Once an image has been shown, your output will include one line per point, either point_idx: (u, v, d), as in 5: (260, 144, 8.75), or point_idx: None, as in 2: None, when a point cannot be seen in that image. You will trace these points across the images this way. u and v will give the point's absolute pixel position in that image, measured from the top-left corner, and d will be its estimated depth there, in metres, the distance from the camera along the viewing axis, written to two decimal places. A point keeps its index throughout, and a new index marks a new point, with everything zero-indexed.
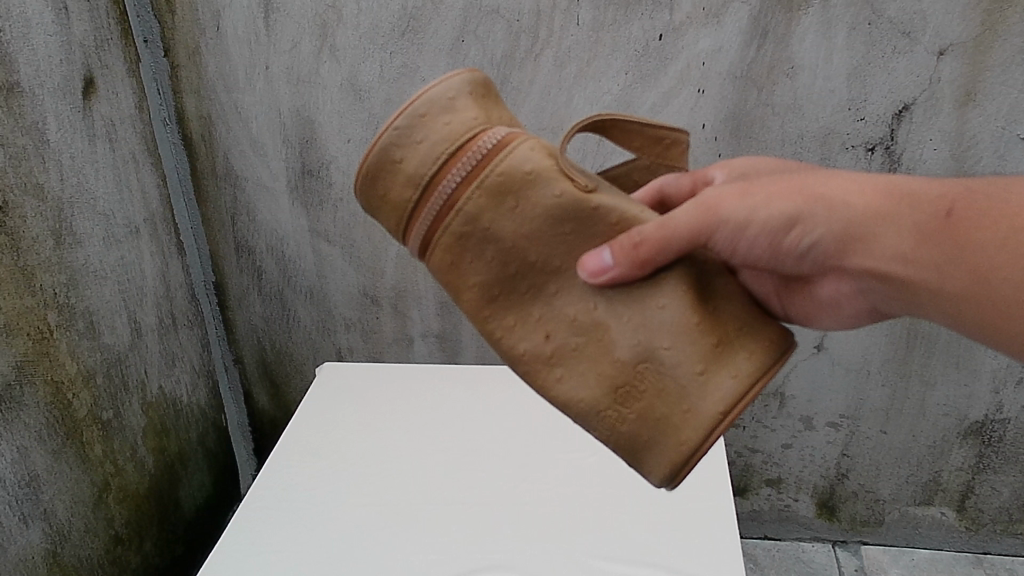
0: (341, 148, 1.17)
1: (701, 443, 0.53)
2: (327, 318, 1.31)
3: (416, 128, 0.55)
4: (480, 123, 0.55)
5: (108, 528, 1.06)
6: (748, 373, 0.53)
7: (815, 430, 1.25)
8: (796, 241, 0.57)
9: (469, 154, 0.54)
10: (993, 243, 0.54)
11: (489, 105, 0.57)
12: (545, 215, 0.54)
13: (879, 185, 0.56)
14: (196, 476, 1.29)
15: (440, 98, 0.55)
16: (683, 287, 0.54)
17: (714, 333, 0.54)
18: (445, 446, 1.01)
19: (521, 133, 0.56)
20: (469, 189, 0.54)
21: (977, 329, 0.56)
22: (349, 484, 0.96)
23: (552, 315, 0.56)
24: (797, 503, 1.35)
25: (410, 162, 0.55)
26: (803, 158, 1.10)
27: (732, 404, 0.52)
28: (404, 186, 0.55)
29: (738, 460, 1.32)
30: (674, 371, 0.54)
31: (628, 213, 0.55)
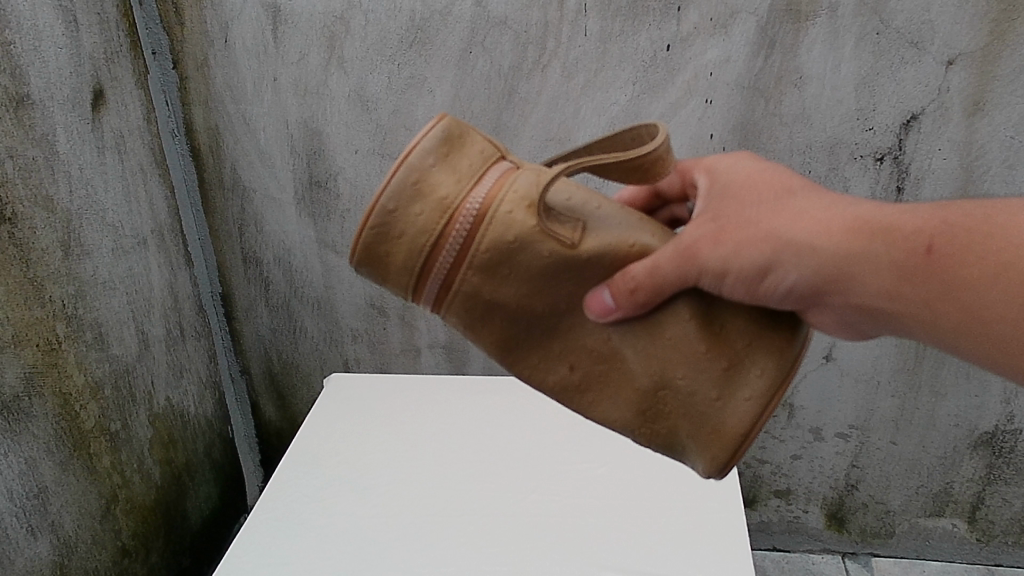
0: (349, 159, 1.17)
1: (729, 458, 0.56)
2: (335, 329, 1.31)
3: (391, 223, 0.53)
4: (454, 197, 0.52)
5: (116, 540, 1.06)
6: (764, 391, 0.55)
7: (824, 441, 1.25)
8: (772, 287, 0.54)
9: (452, 239, 0.52)
10: (981, 278, 0.50)
11: (457, 159, 0.54)
12: (541, 274, 0.54)
13: (849, 222, 0.53)
14: (203, 487, 1.29)
15: (405, 186, 0.52)
16: (690, 319, 0.56)
17: (725, 356, 0.56)
18: (455, 457, 1.00)
19: (495, 187, 0.53)
20: (462, 271, 0.53)
21: (982, 359, 0.52)
22: (358, 495, 0.95)
23: (571, 348, 0.57)
24: (807, 515, 1.34)
25: (397, 255, 0.53)
26: (812, 168, 1.10)
27: (752, 424, 0.55)
28: (397, 276, 0.54)
29: (747, 471, 1.31)
30: (693, 394, 0.56)
31: (620, 251, 0.55)
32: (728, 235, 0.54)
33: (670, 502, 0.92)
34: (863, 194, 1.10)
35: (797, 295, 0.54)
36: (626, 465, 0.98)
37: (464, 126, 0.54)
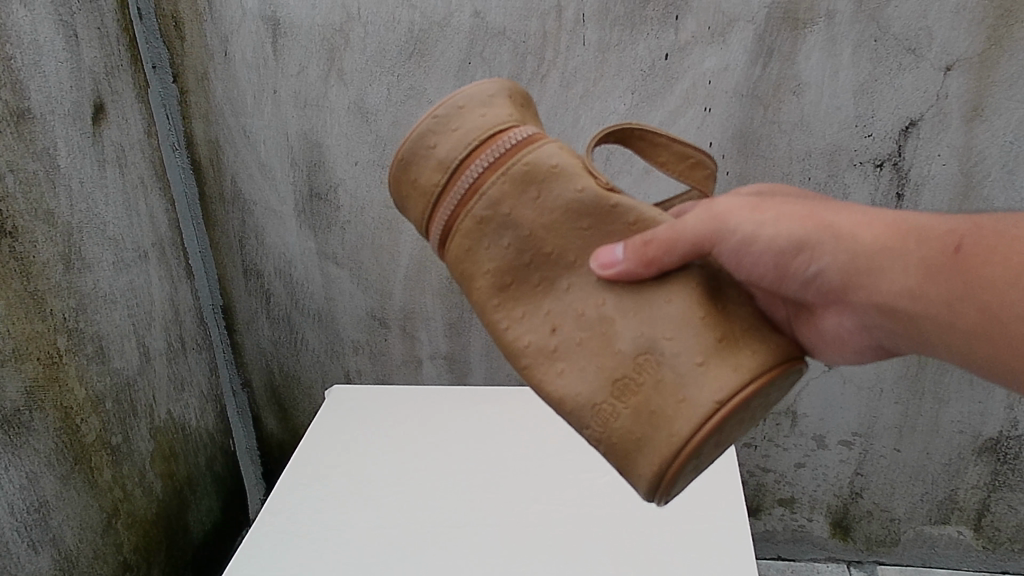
0: (349, 171, 1.17)
1: (692, 436, 0.52)
2: (335, 341, 1.30)
3: (451, 118, 0.58)
4: (515, 120, 0.58)
5: (117, 554, 1.06)
6: (750, 366, 0.52)
7: (828, 449, 1.24)
8: (804, 265, 0.57)
9: (497, 144, 0.57)
10: (1004, 279, 0.52)
11: (524, 112, 0.61)
12: (565, 209, 0.56)
13: (889, 219, 0.56)
14: (205, 501, 1.28)
15: (478, 95, 0.59)
16: (694, 287, 0.55)
17: (718, 328, 0.54)
18: (458, 467, 1.00)
19: (550, 137, 0.59)
20: (494, 175, 0.56)
21: (992, 368, 0.54)
22: (361, 506, 0.95)
23: (561, 308, 0.57)
24: (811, 524, 1.33)
25: (442, 148, 0.58)
26: (811, 175, 1.10)
27: (728, 395, 0.51)
28: (437, 165, 0.57)
29: (751, 480, 1.30)
30: (673, 363, 0.54)
31: (647, 214, 0.57)
32: (769, 210, 0.58)
33: (672, 511, 0.92)
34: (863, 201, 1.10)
35: (826, 276, 0.57)
36: None
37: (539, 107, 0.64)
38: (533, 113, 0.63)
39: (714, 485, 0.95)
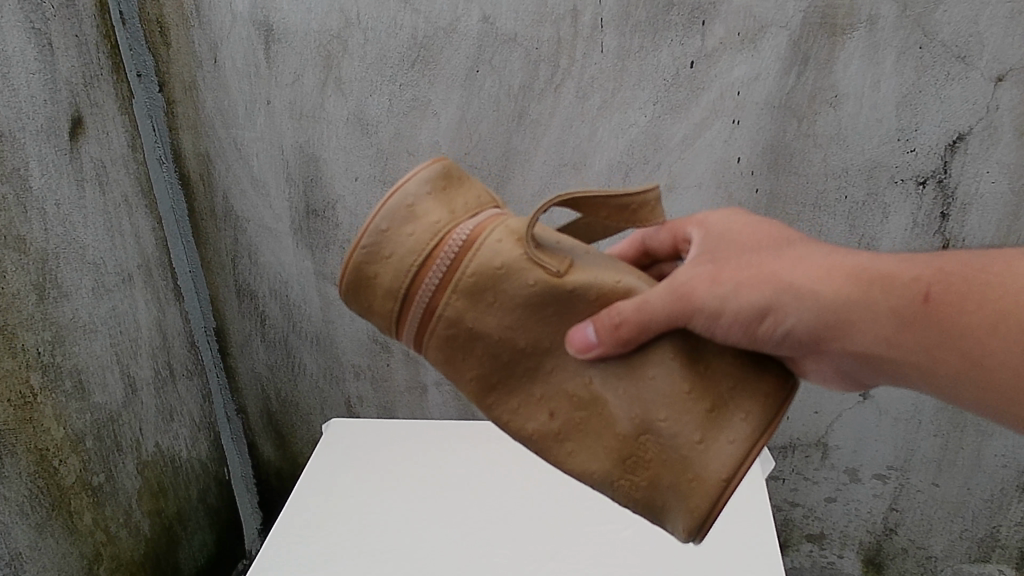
0: (348, 186, 1.09)
1: (713, 510, 0.50)
2: (334, 366, 1.22)
3: (382, 243, 0.52)
4: (445, 223, 0.52)
5: None
6: (748, 435, 0.50)
7: (861, 483, 1.16)
8: (772, 330, 0.51)
9: (439, 259, 0.51)
10: (977, 326, 0.51)
11: (454, 195, 0.54)
12: (526, 305, 0.51)
13: (847, 270, 0.52)
14: (197, 535, 1.21)
15: (399, 208, 0.52)
16: (673, 357, 0.52)
17: (707, 397, 0.51)
18: (468, 514, 0.92)
19: (488, 221, 0.53)
20: (446, 294, 0.51)
21: (974, 404, 0.53)
22: (360, 559, 0.85)
23: (552, 392, 0.53)
24: (842, 560, 1.25)
25: (383, 277, 0.52)
26: (849, 193, 1.01)
27: (736, 470, 0.50)
28: (384, 299, 0.52)
29: (778, 515, 1.23)
30: (674, 440, 0.51)
31: (608, 288, 0.52)
32: (725, 275, 0.53)
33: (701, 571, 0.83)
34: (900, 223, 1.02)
35: (797, 339, 0.52)
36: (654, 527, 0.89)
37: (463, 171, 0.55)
38: (460, 177, 0.55)
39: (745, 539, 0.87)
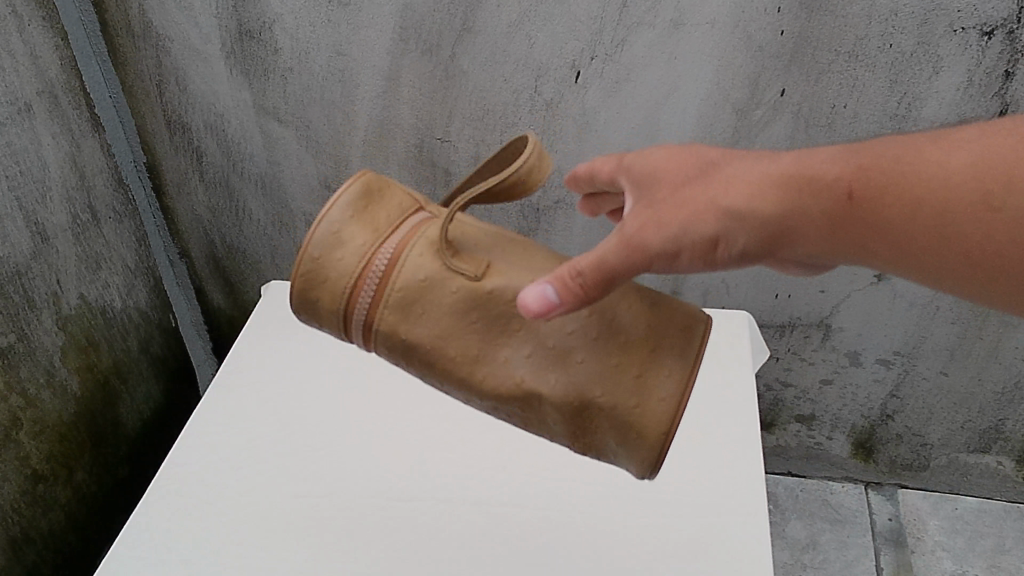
0: (285, 4, 0.89)
1: (657, 453, 0.52)
2: (284, 212, 1.08)
3: (317, 268, 0.53)
4: (370, 246, 0.53)
5: (22, 467, 0.92)
6: (677, 393, 0.52)
7: (862, 367, 1.06)
8: (721, 257, 0.51)
9: (367, 278, 0.53)
10: (906, 213, 0.49)
11: (378, 211, 0.54)
12: (453, 311, 0.52)
13: (776, 174, 0.50)
14: (141, 387, 1.13)
15: (324, 236, 0.53)
16: (593, 337, 0.52)
17: (631, 355, 0.52)
18: (412, 419, 0.82)
19: (412, 233, 0.54)
20: (379, 311, 0.53)
21: (958, 283, 0.50)
22: (285, 463, 0.75)
23: (497, 375, 0.52)
24: (830, 442, 1.17)
25: (327, 285, 0.53)
26: (895, 42, 0.82)
27: (671, 425, 0.51)
28: (326, 307, 0.54)
29: (767, 394, 1.14)
30: (614, 406, 0.52)
31: (526, 292, 0.53)
32: (662, 212, 0.51)
33: None
34: (927, 122, 0.86)
35: (748, 257, 0.51)
36: None
37: (384, 180, 0.55)
38: (386, 181, 0.56)
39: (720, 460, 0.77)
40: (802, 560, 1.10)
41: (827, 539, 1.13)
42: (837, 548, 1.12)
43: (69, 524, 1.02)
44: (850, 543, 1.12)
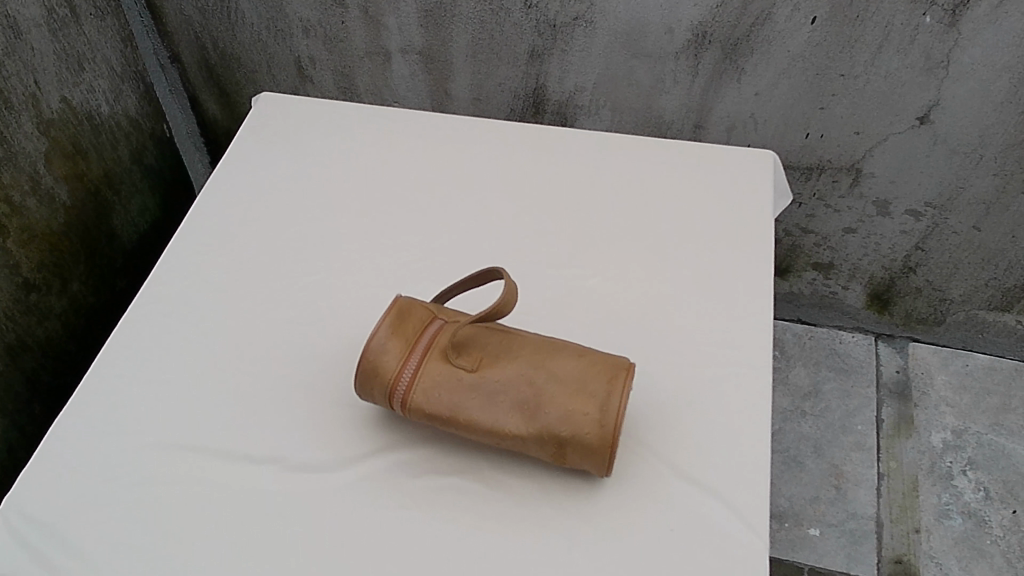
0: None
1: (585, 461, 0.55)
2: (279, 17, 1.00)
3: (365, 373, 0.57)
4: (404, 358, 0.57)
5: (13, 275, 0.90)
6: (599, 457, 0.55)
7: (889, 217, 1.02)
8: None
9: (401, 381, 0.57)
10: None
11: (409, 325, 0.58)
12: (470, 401, 0.56)
13: None
14: (136, 199, 1.09)
15: (374, 348, 0.57)
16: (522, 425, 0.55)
17: (554, 443, 0.55)
18: (404, 241, 0.75)
19: (442, 345, 0.58)
20: (406, 398, 0.57)
21: None
22: (272, 285, 0.72)
23: (483, 431, 0.56)
24: (845, 293, 1.14)
25: (371, 374, 0.57)
26: None
27: (592, 461, 0.55)
28: (376, 388, 0.57)
29: (785, 240, 1.10)
30: (543, 452, 0.56)
31: (504, 384, 0.56)
32: None
33: (672, 342, 0.67)
34: (987, 4, 0.78)
35: None
36: (626, 277, 0.72)
37: (415, 305, 0.59)
38: (417, 303, 0.59)
39: (735, 300, 0.70)
40: (802, 408, 1.09)
41: (830, 388, 1.11)
42: (839, 397, 1.10)
43: (67, 334, 1.01)
44: (852, 393, 1.11)
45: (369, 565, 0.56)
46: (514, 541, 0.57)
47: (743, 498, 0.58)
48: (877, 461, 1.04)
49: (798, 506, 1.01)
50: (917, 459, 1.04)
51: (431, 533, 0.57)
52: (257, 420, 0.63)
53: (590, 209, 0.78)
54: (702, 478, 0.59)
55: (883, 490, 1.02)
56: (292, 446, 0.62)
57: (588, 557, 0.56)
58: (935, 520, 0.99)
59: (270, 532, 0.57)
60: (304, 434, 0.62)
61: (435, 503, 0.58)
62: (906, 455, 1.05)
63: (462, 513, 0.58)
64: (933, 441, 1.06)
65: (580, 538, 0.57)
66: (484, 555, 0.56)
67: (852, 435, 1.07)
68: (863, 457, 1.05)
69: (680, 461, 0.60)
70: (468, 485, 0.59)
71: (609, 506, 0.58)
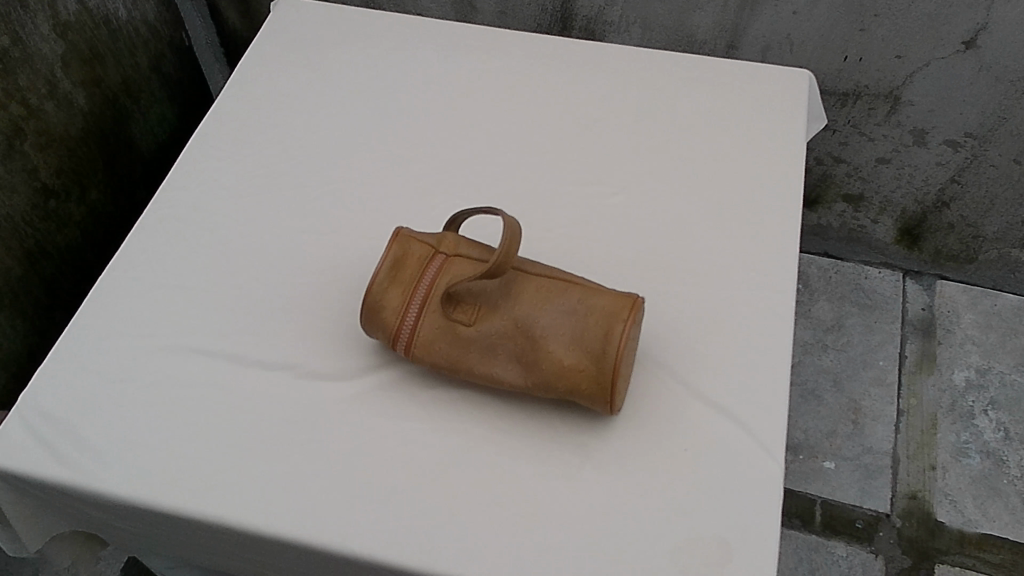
0: None
1: (589, 403, 0.55)
2: None
3: (369, 324, 0.58)
4: (402, 306, 0.57)
5: (31, 180, 0.89)
6: (601, 398, 0.54)
7: (926, 147, 0.99)
8: None
9: (402, 332, 0.57)
10: None
11: (407, 271, 0.57)
12: (471, 346, 0.56)
13: None
14: (155, 109, 1.07)
15: (373, 301, 0.57)
16: (524, 370, 0.55)
17: (556, 386, 0.55)
18: (424, 154, 0.73)
19: (440, 287, 0.57)
20: (409, 349, 0.57)
21: None
22: (286, 193, 0.71)
23: (487, 376, 0.57)
24: (874, 227, 1.11)
25: (374, 327, 0.58)
26: None
27: (595, 401, 0.55)
28: (381, 339, 0.58)
29: (816, 170, 1.07)
30: (547, 393, 0.56)
31: (503, 328, 0.56)
32: None
33: (695, 264, 0.65)
34: None
35: None
36: (650, 198, 0.70)
37: (412, 246, 0.58)
38: (413, 243, 0.58)
39: (763, 221, 0.68)
40: (824, 341, 1.08)
41: (853, 322, 1.09)
42: (862, 332, 1.08)
43: (86, 243, 1.01)
44: (875, 328, 1.09)
45: (378, 472, 0.56)
46: (525, 454, 0.56)
47: (760, 422, 0.57)
48: (897, 397, 1.03)
49: (814, 439, 1.00)
50: (939, 397, 1.03)
51: (442, 444, 0.57)
52: (271, 327, 0.63)
53: (616, 126, 0.75)
54: (719, 401, 0.58)
55: (902, 426, 1.01)
56: (305, 354, 0.61)
57: (599, 473, 0.55)
58: (952, 458, 0.98)
59: (281, 437, 0.57)
60: (319, 343, 0.62)
61: (447, 415, 0.58)
62: (928, 392, 1.03)
63: (474, 426, 0.57)
64: (956, 379, 1.04)
65: (592, 455, 0.56)
66: (495, 467, 0.56)
67: (872, 370, 1.05)
68: (882, 393, 1.03)
69: (697, 383, 0.59)
70: (480, 398, 0.59)
71: (623, 425, 0.57)
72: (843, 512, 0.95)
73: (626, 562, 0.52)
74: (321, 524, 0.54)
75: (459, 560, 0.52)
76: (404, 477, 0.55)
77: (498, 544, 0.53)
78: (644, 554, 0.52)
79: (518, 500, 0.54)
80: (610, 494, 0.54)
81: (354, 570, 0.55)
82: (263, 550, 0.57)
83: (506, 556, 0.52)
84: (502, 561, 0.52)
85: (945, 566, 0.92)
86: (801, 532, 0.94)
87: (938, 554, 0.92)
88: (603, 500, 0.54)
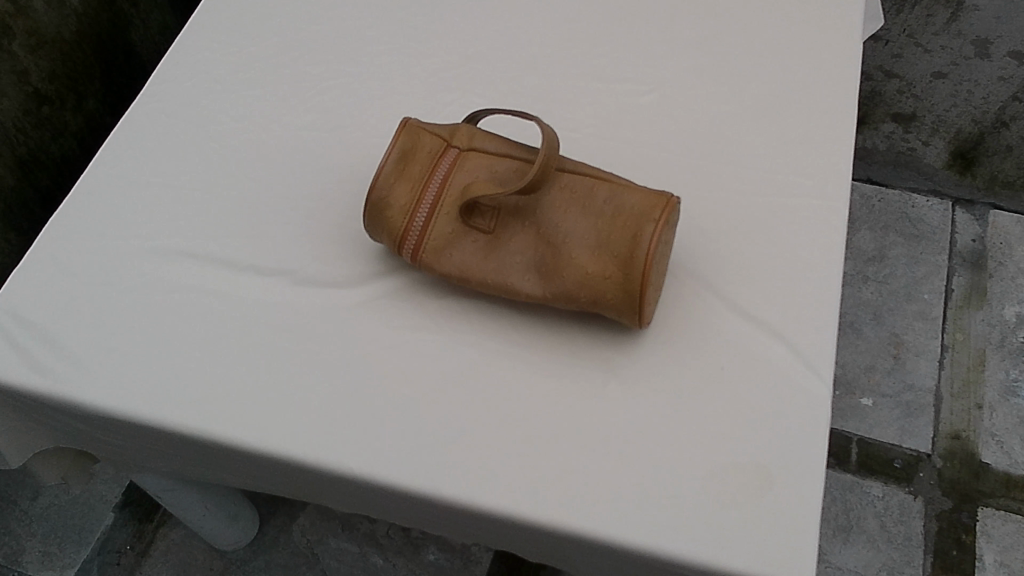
0: None
1: (616, 313, 0.49)
2: None
3: (374, 227, 0.52)
4: (410, 204, 0.51)
5: (21, 84, 0.83)
6: (630, 309, 0.48)
7: (988, 60, 0.91)
8: None
9: (410, 235, 0.51)
10: None
11: (417, 164, 0.51)
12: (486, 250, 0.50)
13: None
14: (155, 13, 1.00)
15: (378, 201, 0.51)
16: (545, 275, 0.50)
17: (578, 295, 0.49)
18: (436, 46, 0.66)
19: (452, 185, 0.51)
20: (417, 253, 0.51)
21: None
22: (287, 88, 0.64)
23: (502, 284, 0.51)
24: (925, 150, 1.04)
25: (381, 229, 0.52)
26: None
27: (623, 311, 0.49)
28: (388, 244, 0.52)
29: (865, 85, 1.00)
30: (568, 304, 0.50)
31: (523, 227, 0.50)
32: None
33: (735, 168, 0.59)
34: None
35: None
36: (687, 96, 0.63)
37: (423, 138, 0.52)
38: (425, 135, 0.52)
39: (812, 121, 0.61)
40: (865, 273, 1.01)
41: (897, 253, 1.02)
42: (907, 263, 1.01)
43: (82, 153, 0.95)
44: (922, 260, 1.01)
45: (381, 387, 0.50)
46: (542, 371, 0.51)
47: (805, 339, 0.51)
48: (941, 331, 0.96)
49: (852, 374, 0.94)
50: (988, 332, 0.96)
51: (451, 358, 0.51)
52: (268, 231, 0.57)
53: (649, 18, 0.68)
54: (760, 316, 0.52)
55: (947, 361, 0.94)
56: (303, 259, 0.56)
57: (623, 392, 0.50)
58: (1000, 396, 0.92)
59: (275, 347, 0.52)
60: (318, 248, 0.56)
61: (458, 326, 0.52)
62: (976, 327, 0.96)
63: (487, 339, 0.52)
64: (1006, 314, 0.97)
65: (617, 372, 0.50)
66: (507, 384, 0.50)
67: (916, 304, 0.98)
68: (926, 327, 0.97)
69: (736, 296, 0.53)
70: (495, 309, 0.53)
71: (652, 340, 0.51)
72: (880, 451, 0.89)
73: (654, 488, 0.46)
74: (317, 441, 0.49)
75: (468, 483, 0.47)
76: (408, 392, 0.50)
77: (510, 466, 0.47)
78: (673, 480, 0.47)
79: (533, 418, 0.49)
80: (637, 416, 0.49)
81: (354, 492, 0.50)
82: (255, 468, 0.52)
83: (520, 480, 0.47)
84: (514, 484, 0.47)
85: (990, 509, 0.86)
86: (835, 471, 0.89)
87: (981, 496, 0.87)
88: (629, 421, 0.49)
